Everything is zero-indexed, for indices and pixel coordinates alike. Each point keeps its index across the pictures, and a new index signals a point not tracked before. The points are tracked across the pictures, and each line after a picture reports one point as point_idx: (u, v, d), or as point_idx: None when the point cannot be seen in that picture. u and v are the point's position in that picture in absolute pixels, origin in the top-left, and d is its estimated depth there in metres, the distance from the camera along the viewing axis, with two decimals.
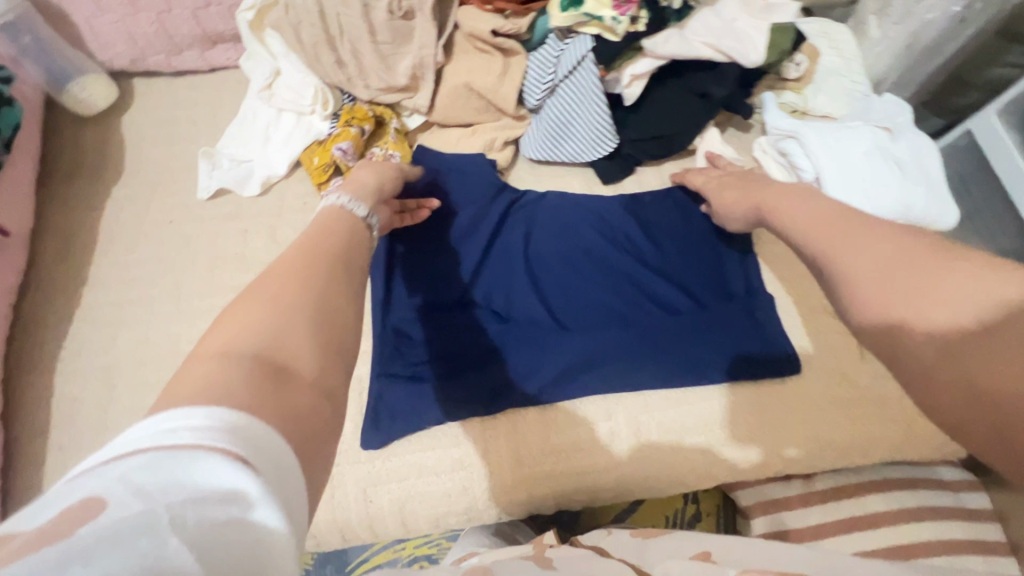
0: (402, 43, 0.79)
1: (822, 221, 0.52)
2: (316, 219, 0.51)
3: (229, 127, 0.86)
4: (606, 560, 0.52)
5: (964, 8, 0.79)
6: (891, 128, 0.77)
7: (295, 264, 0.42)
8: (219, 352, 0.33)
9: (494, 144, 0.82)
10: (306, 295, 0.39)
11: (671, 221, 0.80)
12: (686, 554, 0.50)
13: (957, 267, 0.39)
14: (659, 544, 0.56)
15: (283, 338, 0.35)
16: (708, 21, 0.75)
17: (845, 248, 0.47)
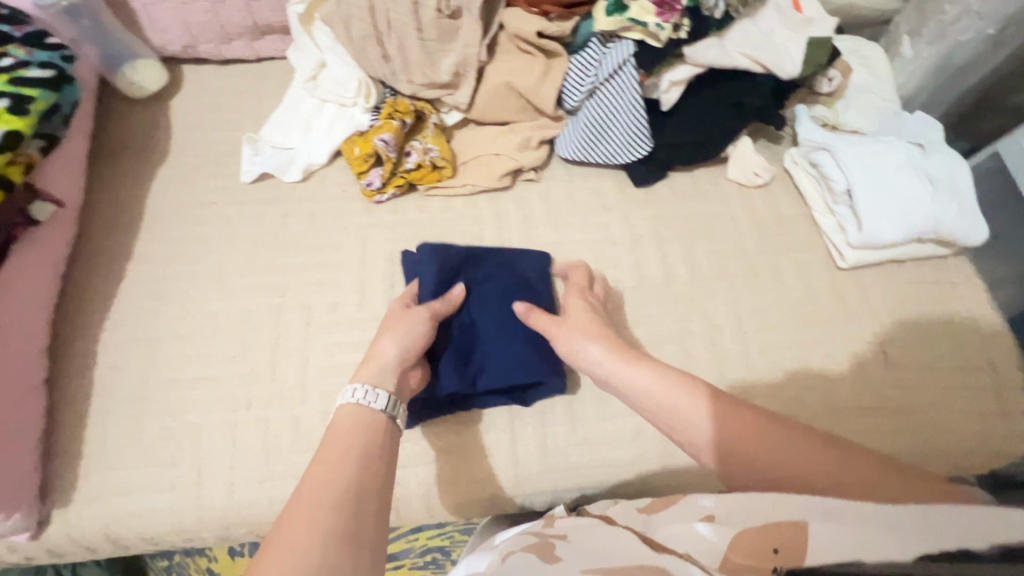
0: (447, 41, 0.81)
1: (738, 416, 0.53)
2: (336, 420, 0.57)
3: (272, 115, 0.89)
4: (610, 531, 0.54)
5: (997, 31, 0.83)
6: (923, 144, 0.78)
7: (333, 451, 0.53)
8: (323, 489, 0.49)
9: (530, 142, 0.84)
10: (353, 465, 0.52)
11: (717, 228, 0.81)
12: (693, 516, 0.53)
13: (820, 437, 0.52)
14: (665, 514, 0.57)
15: (359, 507, 0.49)
16: (747, 32, 0.77)
17: (762, 444, 0.52)
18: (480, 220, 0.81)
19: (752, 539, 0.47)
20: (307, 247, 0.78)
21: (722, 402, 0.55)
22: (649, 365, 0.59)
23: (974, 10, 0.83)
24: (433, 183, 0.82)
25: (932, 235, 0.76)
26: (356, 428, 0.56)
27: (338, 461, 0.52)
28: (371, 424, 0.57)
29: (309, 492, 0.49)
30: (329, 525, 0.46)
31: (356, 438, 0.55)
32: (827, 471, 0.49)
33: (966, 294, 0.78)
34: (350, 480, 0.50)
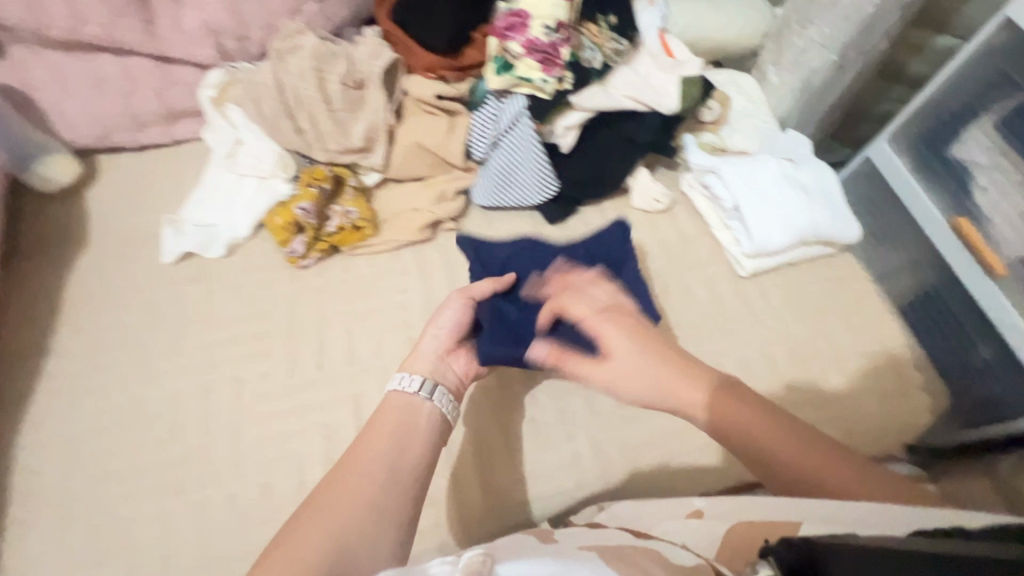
0: (355, 110, 0.86)
1: (747, 409, 0.54)
2: (388, 408, 0.58)
3: (193, 195, 0.90)
4: (606, 530, 0.56)
5: (839, 57, 0.94)
6: (795, 159, 0.87)
7: (378, 436, 0.54)
8: (383, 473, 0.51)
9: (446, 194, 0.88)
10: (390, 453, 0.52)
11: None
12: (683, 512, 0.62)
13: (831, 446, 0.53)
14: (649, 509, 0.64)
15: (383, 494, 0.49)
16: (626, 77, 0.87)
17: (770, 439, 0.53)
18: (405, 273, 0.84)
19: (747, 526, 0.54)
20: (236, 319, 0.79)
21: (719, 395, 0.56)
22: (672, 361, 0.57)
23: (818, 41, 0.94)
24: (356, 243, 0.85)
25: (813, 237, 0.84)
26: (399, 417, 0.57)
27: (373, 442, 0.53)
28: (412, 426, 0.56)
29: (349, 466, 0.51)
30: (360, 506, 0.48)
31: (397, 424, 0.56)
32: (840, 479, 0.50)
33: (854, 287, 0.86)
34: (384, 478, 0.50)
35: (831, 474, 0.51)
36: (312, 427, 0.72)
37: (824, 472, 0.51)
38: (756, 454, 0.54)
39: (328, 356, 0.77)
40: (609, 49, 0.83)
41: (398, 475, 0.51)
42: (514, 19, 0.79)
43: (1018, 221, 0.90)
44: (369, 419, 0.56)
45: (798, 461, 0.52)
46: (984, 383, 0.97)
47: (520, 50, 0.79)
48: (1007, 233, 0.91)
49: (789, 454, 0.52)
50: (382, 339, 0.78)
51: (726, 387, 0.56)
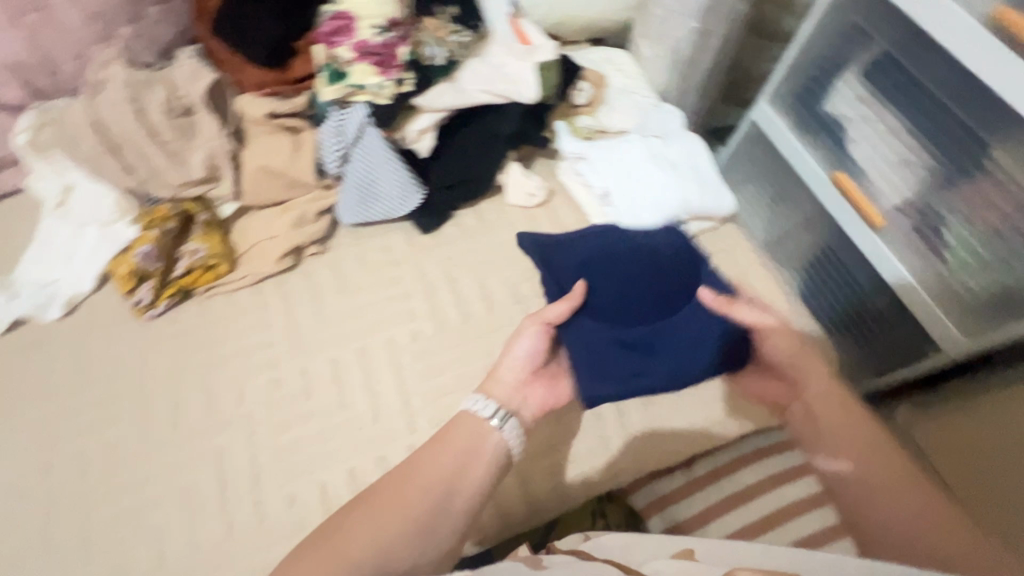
0: (189, 139, 0.79)
1: (841, 414, 0.62)
2: (461, 424, 0.60)
3: (26, 253, 0.81)
4: (596, 565, 0.50)
5: (699, 24, 0.93)
6: (663, 135, 0.84)
7: (444, 445, 0.57)
8: (420, 484, 0.54)
9: (306, 217, 0.82)
10: (450, 466, 0.56)
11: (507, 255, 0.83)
12: (666, 552, 0.53)
13: (914, 483, 0.56)
14: (647, 544, 0.55)
15: (433, 514, 0.52)
16: (477, 70, 0.81)
17: (853, 447, 0.60)
18: (269, 309, 0.78)
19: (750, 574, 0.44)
20: (80, 385, 0.72)
21: (844, 404, 0.63)
22: (828, 386, 0.64)
23: (676, 10, 0.93)
24: (210, 283, 0.79)
25: (688, 214, 0.81)
26: (469, 440, 0.58)
27: (436, 456, 0.56)
28: (476, 447, 0.58)
29: (404, 475, 0.55)
30: (405, 525, 0.51)
31: (461, 443, 0.58)
32: (887, 489, 0.56)
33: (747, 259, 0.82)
34: (437, 496, 0.53)
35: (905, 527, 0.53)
36: (171, 493, 0.66)
37: (876, 481, 0.57)
38: (835, 451, 0.61)
39: (187, 411, 0.71)
40: (453, 42, 0.79)
41: (449, 509, 0.53)
42: (338, 22, 0.73)
43: (891, 171, 0.89)
44: (444, 426, 0.60)
45: (872, 478, 0.58)
46: (877, 330, 1.00)
47: (350, 55, 0.73)
48: (883, 184, 0.90)
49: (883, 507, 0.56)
50: (247, 384, 0.72)
51: (845, 402, 0.63)
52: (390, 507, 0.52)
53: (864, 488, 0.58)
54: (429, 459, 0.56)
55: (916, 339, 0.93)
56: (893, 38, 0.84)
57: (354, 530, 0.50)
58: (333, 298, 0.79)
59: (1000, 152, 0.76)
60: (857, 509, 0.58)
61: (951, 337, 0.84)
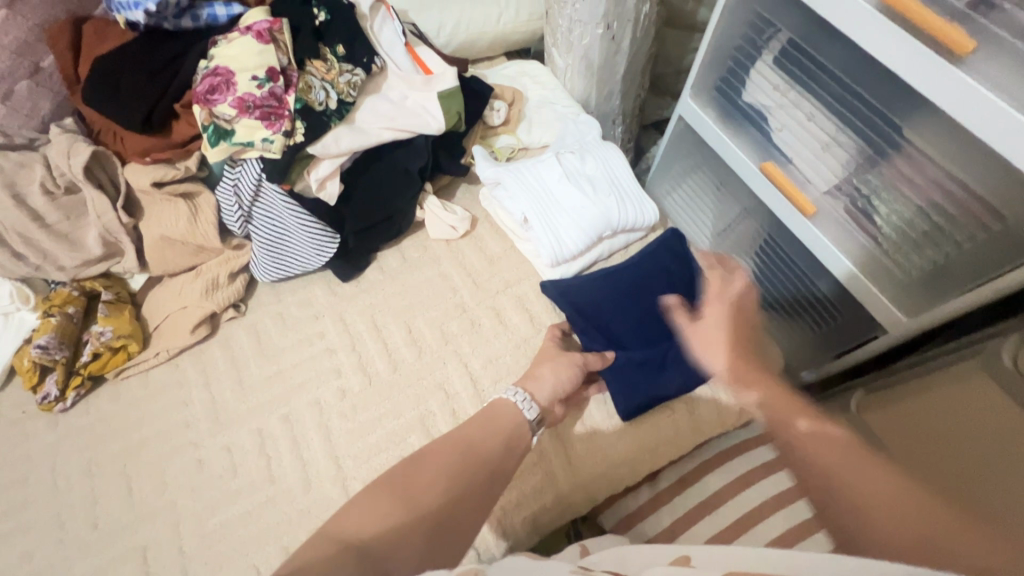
0: (80, 217, 0.75)
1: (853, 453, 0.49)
2: (500, 407, 0.62)
3: None
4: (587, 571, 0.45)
5: (605, 29, 0.88)
6: (577, 151, 0.82)
7: (480, 428, 0.60)
8: (475, 450, 0.57)
9: (218, 281, 0.78)
10: (496, 445, 0.58)
11: (434, 292, 0.80)
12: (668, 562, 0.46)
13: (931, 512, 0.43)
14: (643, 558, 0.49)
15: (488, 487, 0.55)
16: (376, 107, 0.79)
17: (858, 473, 0.47)
18: (187, 382, 0.74)
19: None
20: None
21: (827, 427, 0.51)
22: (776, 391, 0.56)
23: (578, 19, 0.88)
24: (121, 365, 0.75)
25: (611, 230, 0.79)
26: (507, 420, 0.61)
27: (486, 429, 0.60)
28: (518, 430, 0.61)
29: (460, 445, 0.57)
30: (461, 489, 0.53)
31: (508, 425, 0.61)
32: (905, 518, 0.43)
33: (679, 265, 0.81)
34: (485, 468, 0.56)
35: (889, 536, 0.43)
36: None
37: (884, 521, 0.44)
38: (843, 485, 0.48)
39: (105, 504, 0.67)
40: (344, 83, 0.75)
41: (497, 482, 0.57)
42: (215, 79, 0.69)
43: (815, 156, 0.87)
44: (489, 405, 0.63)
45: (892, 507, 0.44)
46: (824, 316, 1.00)
47: (231, 112, 0.69)
48: (809, 170, 0.89)
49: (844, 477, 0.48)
50: (168, 469, 0.69)
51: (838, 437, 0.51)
52: (440, 462, 0.55)
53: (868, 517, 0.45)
54: (477, 425, 0.60)
55: (863, 322, 0.92)
56: (799, 25, 0.82)
57: (415, 476, 0.53)
58: (254, 362, 0.75)
59: (910, 131, 0.75)
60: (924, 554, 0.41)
61: (893, 318, 0.82)
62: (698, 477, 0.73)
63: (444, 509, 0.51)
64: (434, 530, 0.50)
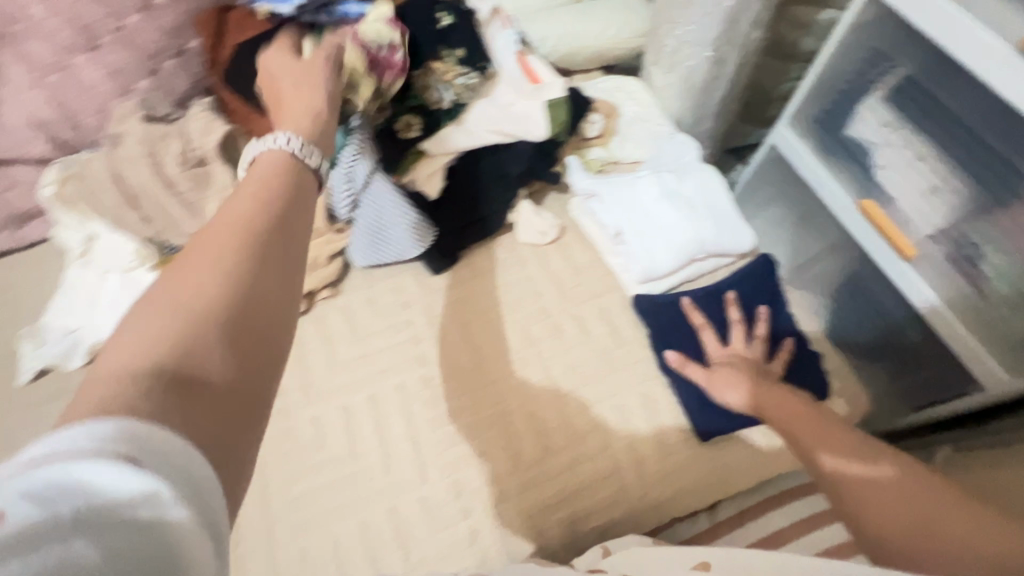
0: (204, 188, 0.80)
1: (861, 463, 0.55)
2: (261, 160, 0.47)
3: (55, 299, 0.84)
4: None
5: (714, 52, 0.89)
6: (677, 170, 0.83)
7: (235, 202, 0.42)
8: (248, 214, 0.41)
9: (317, 261, 0.81)
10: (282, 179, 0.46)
11: (519, 294, 0.82)
12: (688, 564, 0.53)
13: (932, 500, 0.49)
14: (656, 553, 0.58)
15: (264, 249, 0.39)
16: (485, 111, 0.82)
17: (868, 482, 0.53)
18: None
19: None
20: None
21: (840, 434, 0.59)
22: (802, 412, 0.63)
23: (686, 40, 0.90)
24: None
25: (704, 252, 0.79)
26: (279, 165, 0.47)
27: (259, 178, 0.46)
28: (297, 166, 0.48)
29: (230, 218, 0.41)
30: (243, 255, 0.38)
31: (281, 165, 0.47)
32: (926, 515, 0.49)
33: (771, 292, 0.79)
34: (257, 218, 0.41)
35: (898, 518, 0.49)
36: None
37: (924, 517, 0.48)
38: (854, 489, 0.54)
39: None
40: (460, 85, 0.80)
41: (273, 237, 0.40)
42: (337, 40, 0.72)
43: (918, 197, 0.85)
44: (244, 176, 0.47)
45: (914, 512, 0.49)
46: (914, 359, 0.95)
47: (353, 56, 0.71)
48: (909, 210, 0.86)
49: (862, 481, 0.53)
50: None
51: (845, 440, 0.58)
52: (175, 289, 0.35)
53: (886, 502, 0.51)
54: (218, 226, 0.40)
55: (955, 373, 0.89)
56: (922, 63, 0.81)
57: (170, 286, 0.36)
58: (346, 341, 0.79)
59: None
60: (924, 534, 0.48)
61: (991, 371, 0.78)
62: (758, 513, 0.76)
63: (226, 312, 0.35)
64: (176, 380, 0.31)
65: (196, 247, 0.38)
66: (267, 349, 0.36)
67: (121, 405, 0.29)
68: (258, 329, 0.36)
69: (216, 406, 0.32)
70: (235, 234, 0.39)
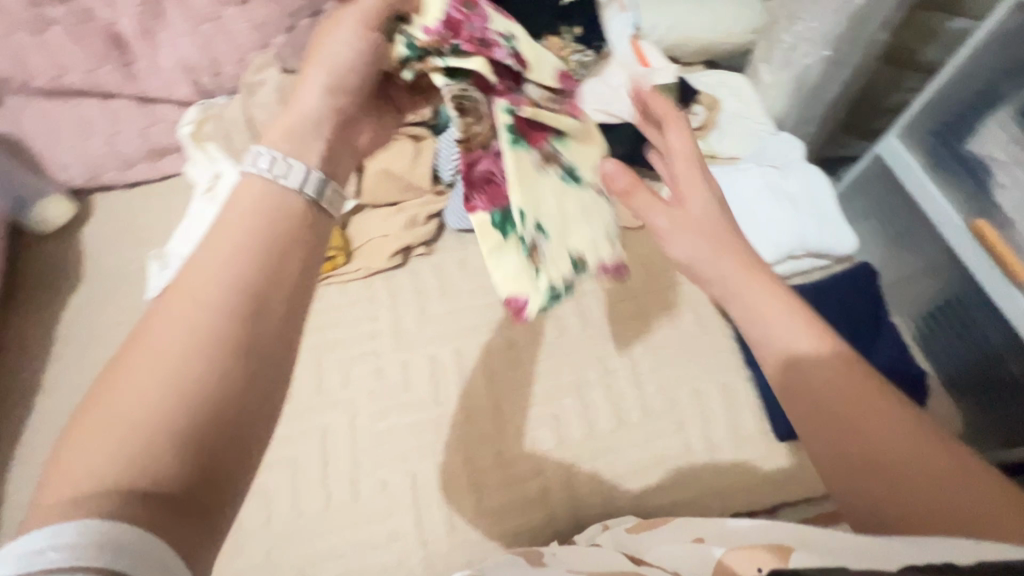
0: None
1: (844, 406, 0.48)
2: (239, 196, 0.45)
3: (179, 228, 0.93)
4: (598, 551, 0.58)
5: (831, 52, 0.87)
6: (781, 166, 0.82)
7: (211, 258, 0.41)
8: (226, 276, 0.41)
9: (417, 219, 0.86)
10: (263, 224, 0.44)
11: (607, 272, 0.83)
12: (685, 540, 0.54)
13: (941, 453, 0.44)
14: (659, 533, 0.59)
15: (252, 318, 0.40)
16: (596, 90, 0.83)
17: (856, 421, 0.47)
18: (377, 300, 0.83)
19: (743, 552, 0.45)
20: None
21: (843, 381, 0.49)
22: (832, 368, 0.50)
23: (806, 37, 0.88)
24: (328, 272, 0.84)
25: (803, 250, 0.78)
26: (262, 202, 0.45)
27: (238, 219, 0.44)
28: (283, 202, 0.46)
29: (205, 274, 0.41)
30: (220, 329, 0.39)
31: (264, 203, 0.45)
32: (904, 472, 0.44)
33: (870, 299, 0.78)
34: (237, 282, 0.40)
35: (923, 466, 0.43)
36: (280, 460, 0.72)
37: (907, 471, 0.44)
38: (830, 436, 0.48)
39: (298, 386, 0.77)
40: (574, 61, 0.81)
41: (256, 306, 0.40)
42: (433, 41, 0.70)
43: None
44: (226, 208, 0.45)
45: (878, 486, 0.45)
46: (1011, 400, 0.91)
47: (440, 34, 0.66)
48: None
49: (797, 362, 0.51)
50: (351, 370, 0.78)
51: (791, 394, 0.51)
52: (134, 385, 0.36)
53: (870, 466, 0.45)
54: (194, 293, 0.39)
55: None
56: None
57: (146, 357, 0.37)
58: (437, 296, 0.83)
59: None
60: (908, 490, 0.43)
61: None
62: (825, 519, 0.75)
63: (188, 410, 0.36)
64: (138, 478, 0.33)
65: (167, 315, 0.39)
66: (236, 441, 0.37)
67: (84, 511, 0.31)
68: (226, 423, 0.37)
69: (181, 495, 0.34)
70: (206, 314, 0.39)
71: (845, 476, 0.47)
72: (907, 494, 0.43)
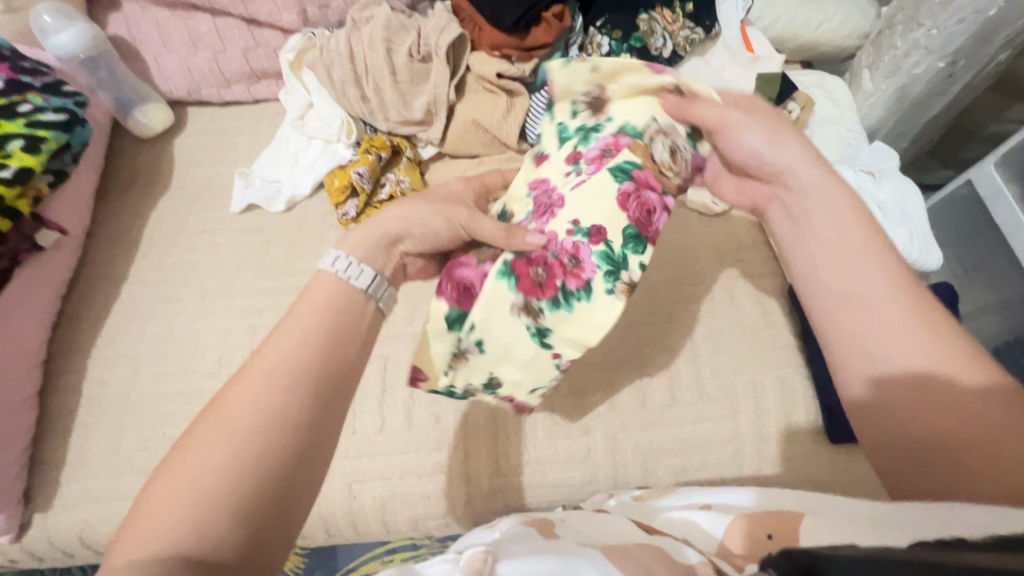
0: (419, 83, 0.89)
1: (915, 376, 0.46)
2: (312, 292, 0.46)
3: (266, 150, 0.96)
4: (610, 519, 0.56)
5: (948, 64, 0.84)
6: (874, 173, 0.81)
7: (270, 363, 0.41)
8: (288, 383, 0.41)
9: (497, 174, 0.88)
10: (325, 328, 0.44)
11: (677, 252, 0.84)
12: (691, 505, 0.57)
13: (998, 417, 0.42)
14: (662, 504, 0.59)
15: (302, 434, 0.40)
16: (696, 70, 0.84)
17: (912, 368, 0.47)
18: None
19: (751, 523, 0.50)
20: (285, 271, 0.86)
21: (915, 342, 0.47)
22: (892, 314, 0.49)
23: (922, 45, 0.84)
24: None
25: None
26: (332, 301, 0.46)
27: (305, 319, 0.44)
28: (354, 303, 0.47)
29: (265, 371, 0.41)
30: (271, 441, 0.39)
31: (334, 303, 0.46)
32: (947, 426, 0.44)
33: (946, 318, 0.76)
34: (295, 394, 0.41)
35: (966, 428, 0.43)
36: None
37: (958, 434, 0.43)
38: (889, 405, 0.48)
39: None
40: (681, 37, 0.82)
41: (312, 423, 0.41)
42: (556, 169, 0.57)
43: None
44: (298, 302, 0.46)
45: (934, 442, 0.45)
46: None
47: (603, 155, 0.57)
48: None
49: (879, 323, 0.48)
50: (416, 308, 0.80)
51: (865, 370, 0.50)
52: (173, 499, 0.37)
53: (934, 448, 0.44)
54: (249, 399, 0.40)
55: None
56: None
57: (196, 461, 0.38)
58: None
59: None
60: (953, 455, 0.43)
61: None
62: None
63: (221, 526, 0.36)
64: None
65: (220, 422, 0.39)
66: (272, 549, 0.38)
67: None
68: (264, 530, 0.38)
69: None
70: (274, 397, 0.40)
71: (905, 458, 0.46)
72: (956, 453, 0.43)
